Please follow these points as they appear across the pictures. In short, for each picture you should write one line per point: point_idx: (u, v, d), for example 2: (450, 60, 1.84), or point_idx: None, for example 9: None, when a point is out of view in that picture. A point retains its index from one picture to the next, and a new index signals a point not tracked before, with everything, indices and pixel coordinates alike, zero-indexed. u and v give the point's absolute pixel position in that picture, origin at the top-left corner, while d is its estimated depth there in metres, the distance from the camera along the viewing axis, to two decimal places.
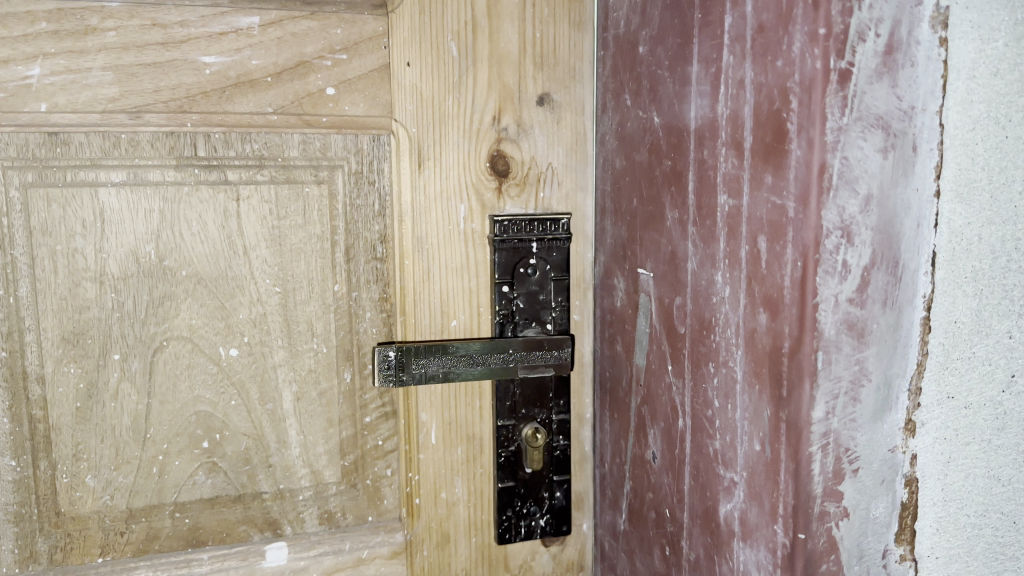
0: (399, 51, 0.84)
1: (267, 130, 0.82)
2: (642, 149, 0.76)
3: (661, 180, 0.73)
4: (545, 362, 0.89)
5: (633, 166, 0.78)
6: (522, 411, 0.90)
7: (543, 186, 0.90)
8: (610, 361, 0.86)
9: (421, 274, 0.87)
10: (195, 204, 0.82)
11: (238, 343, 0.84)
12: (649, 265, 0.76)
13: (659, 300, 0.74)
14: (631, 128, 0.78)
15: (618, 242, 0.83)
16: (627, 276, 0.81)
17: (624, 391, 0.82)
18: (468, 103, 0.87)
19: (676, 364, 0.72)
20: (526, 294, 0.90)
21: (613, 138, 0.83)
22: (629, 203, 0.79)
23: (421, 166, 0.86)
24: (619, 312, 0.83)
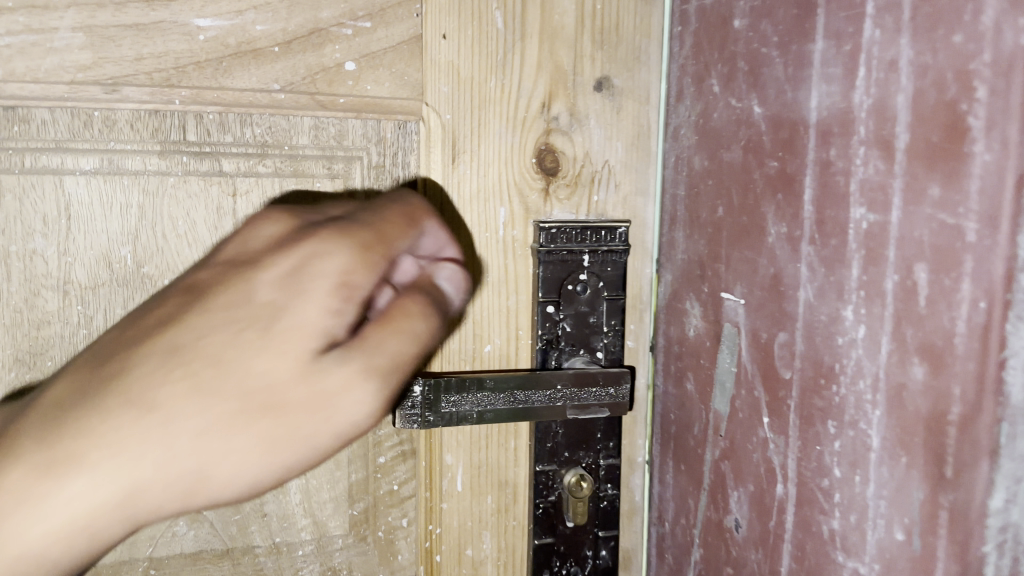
0: (434, 20, 0.70)
1: (272, 111, 0.68)
2: (734, 148, 0.62)
3: (762, 187, 0.59)
4: (599, 399, 0.74)
5: (719, 168, 0.64)
6: (564, 454, 0.76)
7: (598, 187, 0.76)
8: (676, 402, 0.71)
9: None
10: (182, 199, 0.67)
11: None
12: (739, 290, 0.61)
13: (752, 334, 0.60)
14: (720, 123, 0.64)
15: (692, 260, 0.68)
16: (701, 303, 0.67)
17: (693, 440, 0.68)
18: (514, 86, 0.72)
19: (776, 417, 0.58)
20: (574, 316, 0.76)
21: (693, 132, 0.67)
22: (709, 213, 0.65)
23: (455, 160, 0.72)
24: (690, 344, 0.69)
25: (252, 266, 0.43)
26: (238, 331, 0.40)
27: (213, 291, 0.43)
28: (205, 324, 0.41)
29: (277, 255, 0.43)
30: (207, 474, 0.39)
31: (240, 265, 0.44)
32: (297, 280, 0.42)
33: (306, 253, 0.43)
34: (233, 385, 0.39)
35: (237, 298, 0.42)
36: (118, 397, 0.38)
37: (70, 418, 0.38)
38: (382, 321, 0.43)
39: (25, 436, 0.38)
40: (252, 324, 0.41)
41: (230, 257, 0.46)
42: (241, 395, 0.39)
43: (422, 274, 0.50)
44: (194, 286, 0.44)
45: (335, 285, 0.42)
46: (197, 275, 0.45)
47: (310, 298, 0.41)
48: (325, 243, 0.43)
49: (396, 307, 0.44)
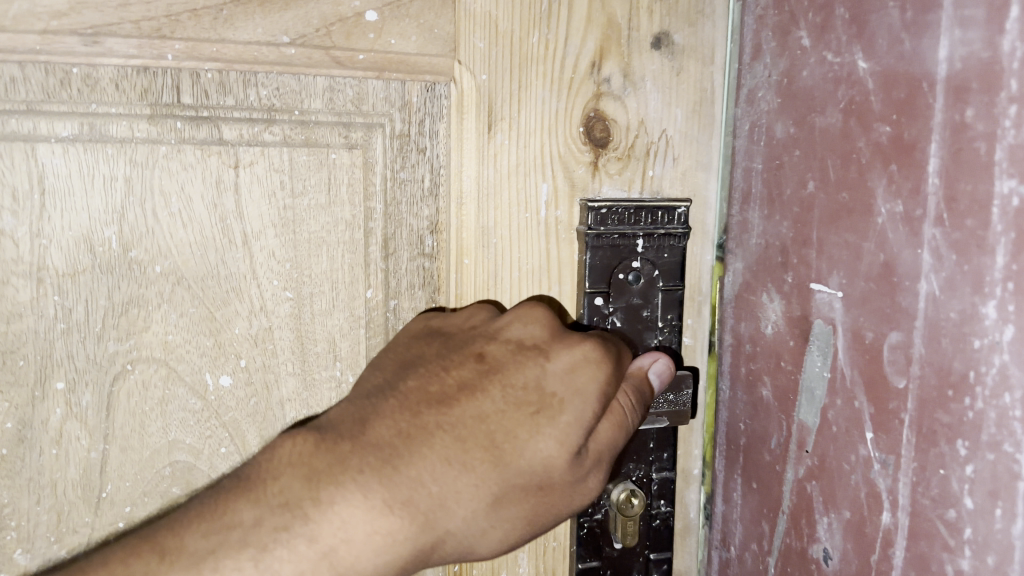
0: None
1: (281, 68, 0.58)
2: (832, 111, 0.52)
3: (868, 156, 0.49)
4: (659, 408, 0.65)
5: (809, 136, 0.54)
6: (614, 468, 0.66)
7: (653, 161, 0.66)
8: (749, 411, 0.62)
9: (485, 279, 0.64)
10: (175, 171, 0.57)
11: (231, 368, 0.60)
12: (835, 280, 0.52)
13: (852, 332, 0.51)
14: (811, 82, 0.54)
15: (771, 244, 0.59)
16: (783, 296, 0.57)
17: (769, 456, 0.59)
18: (560, 43, 0.62)
19: (883, 432, 0.48)
20: (625, 309, 0.66)
21: (774, 94, 0.58)
22: (795, 189, 0.56)
23: (492, 130, 0.62)
24: (766, 344, 0.60)
25: (540, 354, 0.53)
26: (533, 416, 0.51)
27: (512, 368, 0.53)
28: (506, 411, 0.51)
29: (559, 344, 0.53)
30: (485, 533, 0.51)
31: (528, 343, 0.54)
32: (574, 379, 0.52)
33: (577, 357, 0.53)
34: (524, 463, 0.51)
35: (535, 387, 0.52)
36: (436, 461, 0.49)
37: (409, 476, 0.49)
38: (608, 419, 0.55)
39: (371, 492, 0.48)
40: (542, 412, 0.51)
41: (512, 338, 0.54)
42: (526, 468, 0.51)
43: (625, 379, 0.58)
44: (488, 362, 0.53)
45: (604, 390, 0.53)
46: (489, 350, 0.54)
47: (586, 403, 0.52)
48: (596, 354, 0.53)
49: (616, 404, 0.56)
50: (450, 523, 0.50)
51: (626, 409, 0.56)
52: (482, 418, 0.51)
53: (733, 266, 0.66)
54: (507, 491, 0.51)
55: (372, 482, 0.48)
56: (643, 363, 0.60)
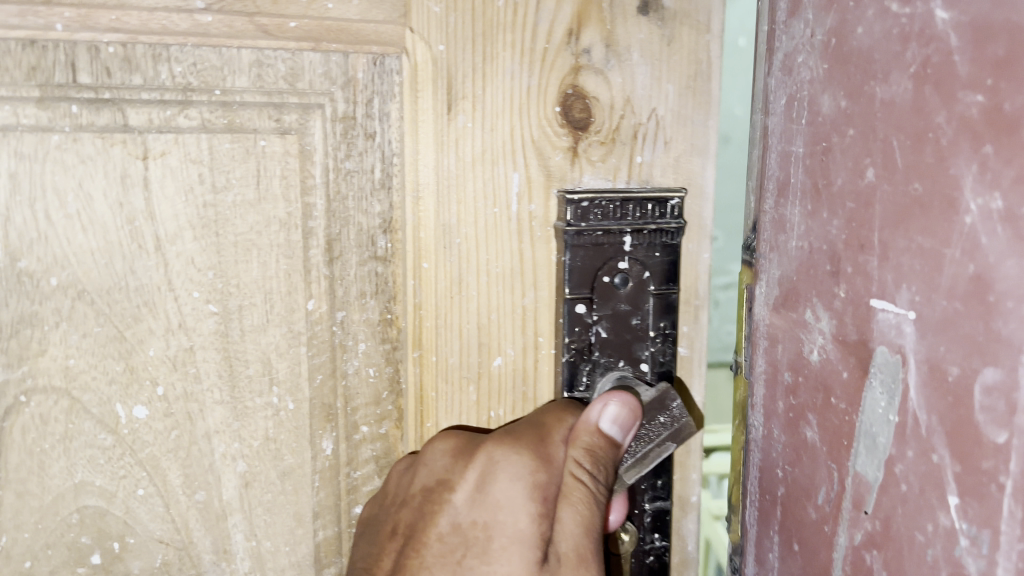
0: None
1: (196, 39, 0.49)
2: (899, 76, 0.39)
3: (950, 135, 0.36)
4: (658, 436, 0.53)
5: (868, 109, 0.42)
6: (614, 519, 0.56)
7: (641, 145, 0.57)
8: (790, 457, 0.51)
9: (447, 285, 0.55)
10: (71, 165, 0.48)
11: (148, 397, 0.51)
12: (905, 297, 0.39)
13: (942, 367, 0.37)
14: (867, 41, 0.42)
15: (818, 247, 0.47)
16: (834, 315, 0.45)
17: (815, 514, 0.49)
18: (530, 8, 0.53)
19: (972, 498, 0.36)
20: (612, 317, 0.57)
21: (818, 58, 0.46)
22: (848, 178, 0.44)
23: (451, 110, 0.53)
24: (812, 374, 0.48)
25: (443, 489, 0.47)
26: (464, 563, 0.46)
27: (427, 529, 0.48)
28: (436, 571, 0.47)
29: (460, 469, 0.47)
30: None
31: (431, 484, 0.47)
32: (487, 495, 0.47)
33: (479, 472, 0.47)
34: None
35: (452, 532, 0.47)
36: None
37: None
38: (568, 502, 0.45)
39: None
40: (469, 554, 0.47)
41: (418, 489, 0.48)
42: None
43: (569, 445, 0.47)
44: (406, 532, 0.48)
45: (529, 489, 0.47)
46: (400, 518, 0.48)
47: (514, 513, 0.47)
48: (498, 456, 0.46)
49: (571, 481, 0.46)
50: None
51: (584, 480, 0.46)
52: None
53: (765, 274, 0.53)
54: None
55: None
56: (589, 411, 0.47)
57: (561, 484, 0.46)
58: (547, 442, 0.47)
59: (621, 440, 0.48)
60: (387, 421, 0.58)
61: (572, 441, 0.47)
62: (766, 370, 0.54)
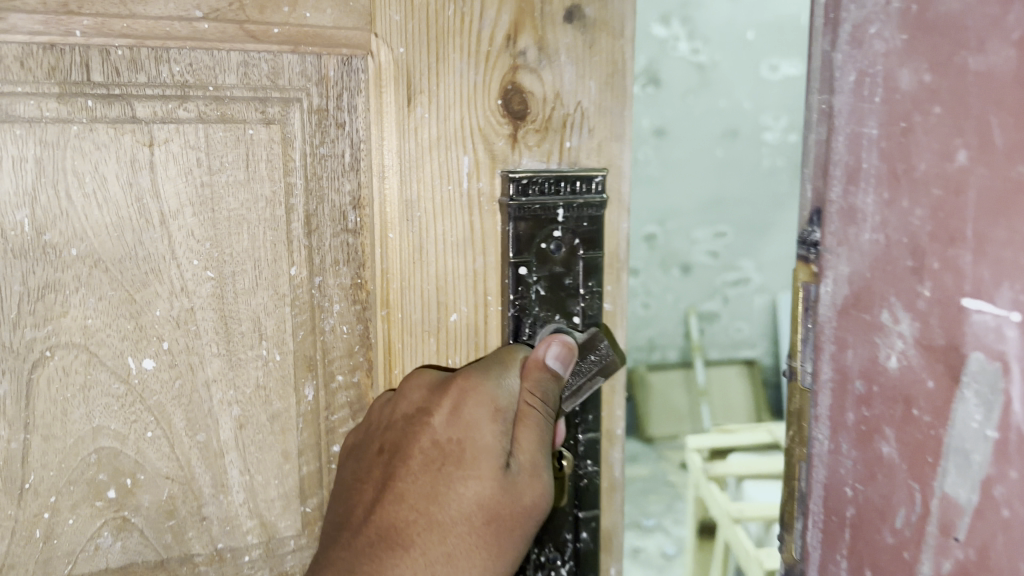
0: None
1: (194, 43, 0.57)
2: (998, 45, 0.36)
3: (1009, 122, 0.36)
4: (589, 372, 0.64)
5: (957, 82, 0.38)
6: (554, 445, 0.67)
7: (570, 132, 0.68)
8: (865, 473, 0.47)
9: (410, 253, 0.65)
10: (88, 151, 0.56)
11: (154, 351, 0.59)
12: (1001, 298, 0.36)
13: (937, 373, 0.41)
14: (957, 8, 0.38)
15: (895, 240, 0.43)
16: (917, 317, 0.42)
17: (893, 533, 0.45)
18: (475, 16, 0.64)
19: None
20: (549, 277, 0.68)
21: (896, 28, 0.42)
22: (934, 162, 0.40)
23: (411, 103, 0.63)
24: (888, 382, 0.44)
25: (424, 414, 0.56)
26: (442, 471, 0.56)
27: (410, 445, 0.57)
28: (419, 477, 0.56)
29: (438, 399, 0.55)
30: None
31: (412, 412, 0.56)
32: (460, 417, 0.56)
33: (455, 401, 0.55)
34: (456, 515, 0.55)
35: (431, 447, 0.57)
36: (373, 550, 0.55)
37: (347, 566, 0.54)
38: (524, 426, 0.56)
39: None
40: (447, 463, 0.56)
41: (400, 416, 0.56)
42: (464, 520, 0.55)
43: (524, 379, 0.57)
44: (391, 449, 0.57)
45: (493, 412, 0.56)
46: (386, 438, 0.57)
47: (482, 431, 0.56)
48: (470, 389, 0.55)
49: (526, 407, 0.56)
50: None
51: (537, 406, 0.56)
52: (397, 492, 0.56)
53: (831, 271, 0.48)
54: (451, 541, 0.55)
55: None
56: (537, 351, 0.57)
57: (519, 409, 0.57)
58: (505, 377, 0.56)
59: (566, 370, 0.58)
60: (359, 371, 0.67)
61: (525, 375, 0.56)
62: (832, 378, 0.49)
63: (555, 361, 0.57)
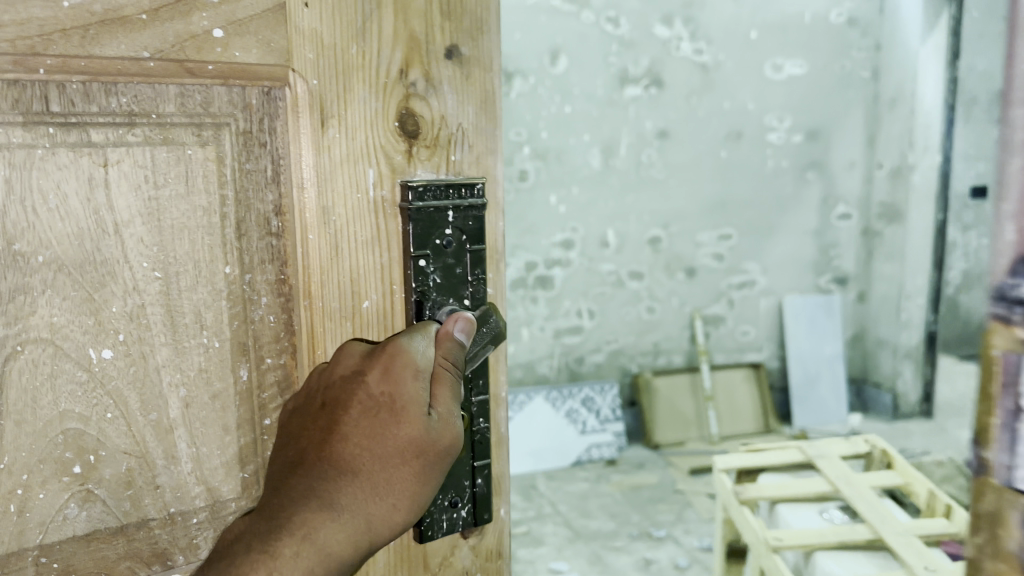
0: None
1: (140, 78, 0.67)
2: None
3: None
4: (483, 342, 0.79)
5: None
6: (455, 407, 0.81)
7: (454, 148, 0.84)
8: None
9: (328, 251, 0.77)
10: (51, 171, 0.65)
11: (112, 343, 0.69)
12: None
13: None
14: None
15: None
16: None
17: None
18: (373, 53, 0.77)
19: None
20: (443, 268, 0.83)
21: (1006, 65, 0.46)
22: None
23: (325, 126, 0.76)
24: None
25: (361, 373, 0.69)
26: (379, 418, 0.68)
27: (349, 399, 0.69)
28: (361, 423, 0.68)
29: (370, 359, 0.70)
30: (396, 508, 0.68)
31: (351, 372, 0.70)
32: (392, 375, 0.69)
33: (386, 361, 0.69)
34: (393, 451, 0.68)
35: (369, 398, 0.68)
36: (325, 480, 0.66)
37: (305, 494, 0.65)
38: (439, 383, 0.72)
39: (298, 518, 0.63)
40: (384, 412, 0.69)
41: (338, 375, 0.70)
42: (399, 455, 0.68)
43: (439, 347, 0.73)
44: (333, 403, 0.69)
45: (416, 371, 0.70)
46: (327, 395, 0.70)
47: (410, 386, 0.70)
48: (397, 351, 0.70)
49: (440, 369, 0.72)
50: (382, 526, 0.67)
51: (451, 368, 0.73)
52: (341, 436, 0.67)
53: None
54: (390, 470, 0.68)
55: (297, 509, 0.64)
56: (449, 323, 0.74)
57: (436, 371, 0.72)
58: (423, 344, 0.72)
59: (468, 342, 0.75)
60: (285, 354, 0.79)
61: (439, 342, 0.73)
62: None
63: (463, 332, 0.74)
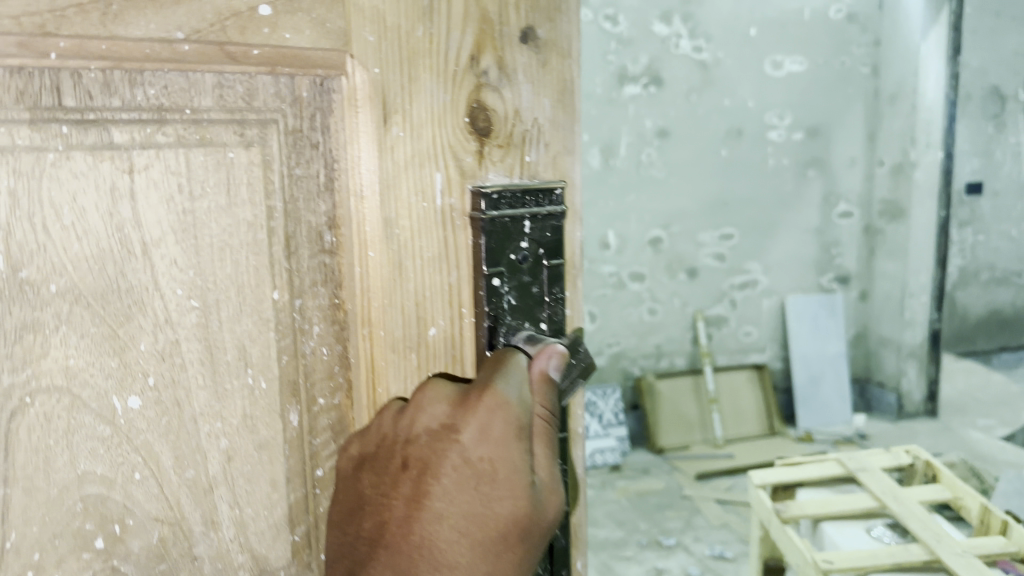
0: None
1: (172, 65, 0.55)
2: None
3: None
4: (573, 376, 0.67)
5: None
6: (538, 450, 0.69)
7: (529, 147, 0.72)
8: None
9: (390, 270, 0.65)
10: (65, 180, 0.53)
11: (141, 388, 0.56)
12: None
13: None
14: None
15: None
16: None
17: None
18: (442, 37, 0.65)
19: None
20: (518, 287, 0.71)
21: None
22: None
23: (388, 122, 0.63)
24: None
25: (452, 432, 0.61)
26: (476, 489, 0.60)
27: (440, 464, 0.61)
28: (454, 495, 0.60)
29: (462, 416, 0.61)
30: None
31: (439, 429, 0.62)
32: (489, 437, 0.61)
33: (482, 419, 0.61)
34: (493, 529, 0.60)
35: (464, 466, 0.60)
36: (411, 557, 0.60)
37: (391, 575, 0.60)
38: (539, 439, 0.63)
39: None
40: (481, 482, 0.60)
41: (423, 429, 0.62)
42: (501, 534, 0.60)
43: (534, 393, 0.63)
44: (417, 465, 0.62)
45: (518, 428, 0.61)
46: (410, 454, 0.62)
47: (513, 449, 0.61)
48: (495, 407, 0.61)
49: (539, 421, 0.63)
50: None
51: (548, 419, 0.63)
52: (431, 507, 0.61)
53: None
54: (489, 550, 0.60)
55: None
56: (541, 362, 0.64)
57: (533, 424, 0.63)
58: (523, 391, 0.62)
59: (562, 381, 0.65)
60: (339, 392, 0.67)
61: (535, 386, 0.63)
62: None
63: (557, 372, 0.64)
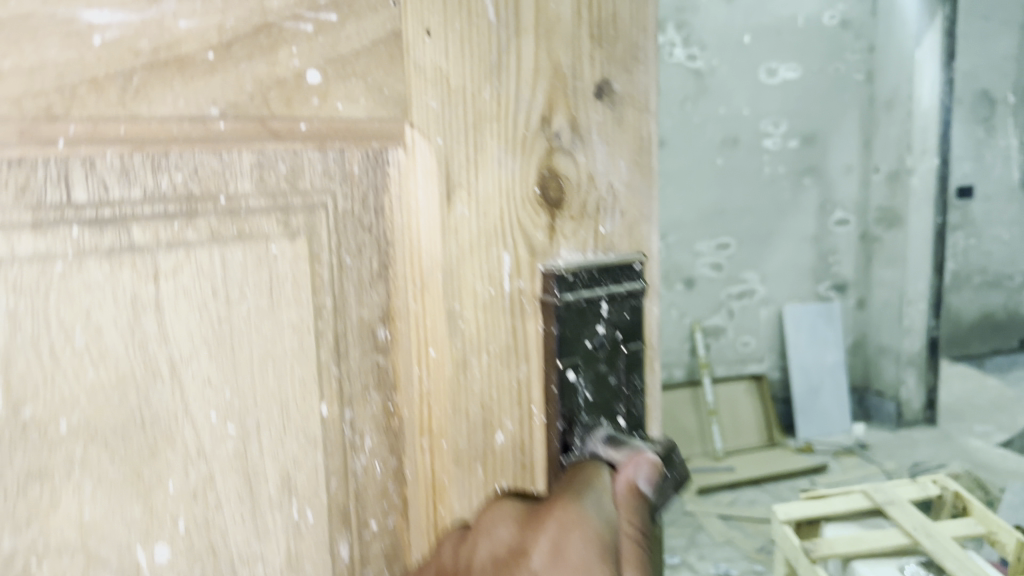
0: (425, 12, 0.51)
1: (201, 146, 0.45)
2: None
3: None
4: (667, 490, 0.56)
5: None
6: None
7: (603, 217, 0.62)
8: None
9: (454, 371, 0.55)
10: (76, 293, 0.43)
11: (169, 535, 0.47)
12: None
13: None
14: None
15: None
16: None
17: None
18: (511, 97, 0.56)
19: None
20: (594, 379, 0.60)
21: None
22: None
23: (451, 199, 0.54)
24: None
25: (519, 558, 0.51)
26: None
27: None
28: None
29: (531, 535, 0.51)
30: None
31: (504, 555, 0.52)
32: (563, 561, 0.49)
33: (553, 535, 0.50)
34: None
35: None
36: None
37: None
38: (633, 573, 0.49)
39: None
40: None
41: (484, 563, 0.53)
42: None
43: (620, 508, 0.52)
44: None
45: (602, 551, 0.49)
46: None
47: None
48: (569, 521, 0.50)
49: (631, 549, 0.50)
50: None
51: (640, 542, 0.51)
52: None
53: None
54: None
55: None
56: (626, 473, 0.52)
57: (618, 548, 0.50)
58: (602, 506, 0.51)
59: (656, 495, 0.53)
60: (392, 512, 0.58)
61: (621, 504, 0.52)
62: None
63: (649, 485, 0.52)
